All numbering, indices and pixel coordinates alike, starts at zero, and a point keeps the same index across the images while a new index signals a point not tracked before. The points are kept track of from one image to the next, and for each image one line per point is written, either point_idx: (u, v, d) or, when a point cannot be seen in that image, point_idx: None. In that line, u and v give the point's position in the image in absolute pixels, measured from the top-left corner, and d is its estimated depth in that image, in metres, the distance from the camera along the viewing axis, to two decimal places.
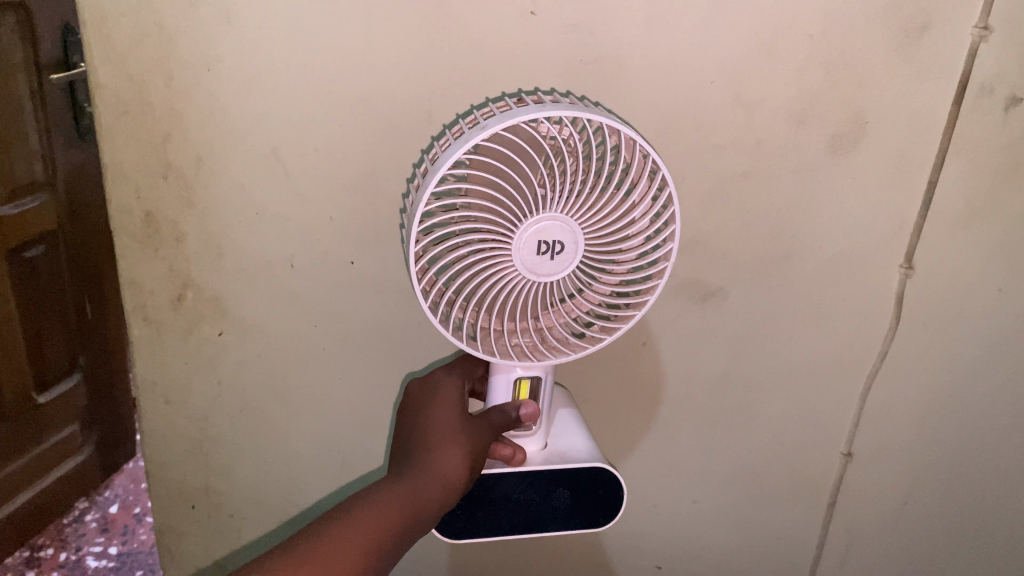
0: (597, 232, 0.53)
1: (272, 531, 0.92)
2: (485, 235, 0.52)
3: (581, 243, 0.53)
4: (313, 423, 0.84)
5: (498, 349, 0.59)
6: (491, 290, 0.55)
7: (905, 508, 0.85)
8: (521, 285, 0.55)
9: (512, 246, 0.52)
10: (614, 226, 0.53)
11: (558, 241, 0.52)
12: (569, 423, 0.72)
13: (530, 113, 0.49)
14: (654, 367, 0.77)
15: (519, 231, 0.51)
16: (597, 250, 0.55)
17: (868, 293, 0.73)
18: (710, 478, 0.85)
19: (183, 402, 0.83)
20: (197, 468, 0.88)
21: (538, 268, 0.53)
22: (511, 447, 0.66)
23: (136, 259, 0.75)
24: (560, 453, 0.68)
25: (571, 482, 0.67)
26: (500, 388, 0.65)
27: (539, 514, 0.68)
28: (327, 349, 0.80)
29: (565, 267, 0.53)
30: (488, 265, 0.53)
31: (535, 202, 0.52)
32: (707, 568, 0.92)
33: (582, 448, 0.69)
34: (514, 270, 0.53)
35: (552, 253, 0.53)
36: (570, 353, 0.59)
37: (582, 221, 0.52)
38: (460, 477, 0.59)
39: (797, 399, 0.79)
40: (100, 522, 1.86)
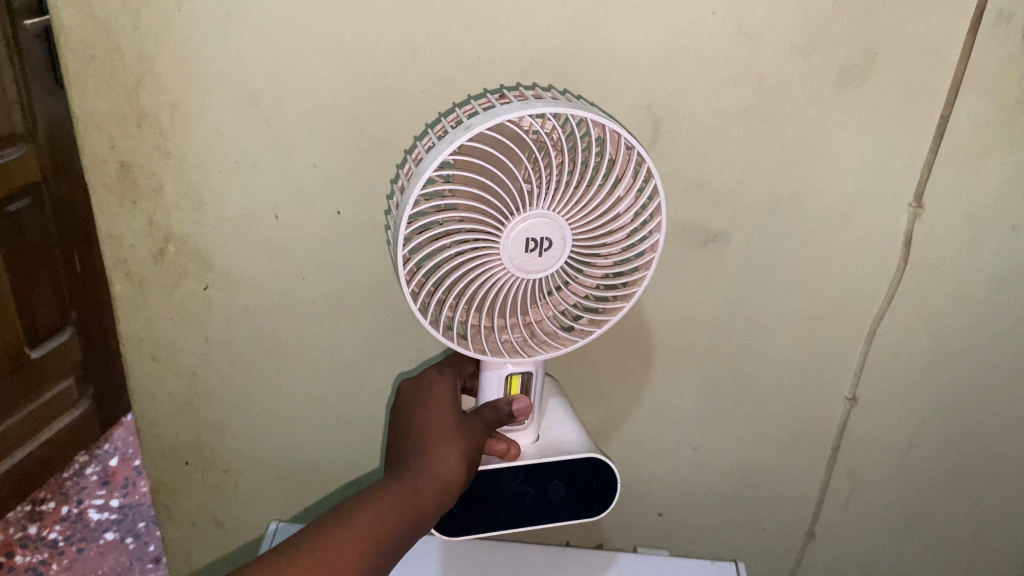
0: (585, 227, 0.51)
1: (267, 485, 0.91)
2: (473, 234, 0.50)
3: (569, 238, 0.50)
4: (304, 376, 0.82)
5: (489, 346, 0.57)
6: (481, 288, 0.53)
7: (910, 453, 0.84)
8: (510, 283, 0.53)
9: (500, 244, 0.50)
10: (601, 221, 0.51)
11: (546, 237, 0.50)
12: (559, 413, 0.70)
13: (513, 110, 0.47)
14: (654, 312, 0.75)
15: (508, 228, 0.49)
16: (585, 244, 0.52)
17: (875, 233, 0.70)
18: (712, 425, 0.83)
19: (171, 358, 0.82)
20: (189, 424, 0.87)
21: (526, 266, 0.51)
22: (505, 442, 0.64)
23: (114, 213, 0.72)
24: (554, 445, 0.66)
25: (564, 472, 0.65)
26: (491, 384, 0.63)
27: (533, 509, 0.66)
28: (315, 302, 0.77)
29: (554, 263, 0.51)
30: (477, 264, 0.51)
31: (521, 199, 0.49)
32: (709, 515, 0.91)
33: (576, 439, 0.67)
34: (502, 267, 0.51)
35: (540, 249, 0.50)
36: (561, 347, 0.58)
37: (569, 216, 0.50)
38: (455, 476, 0.58)
39: (800, 343, 0.77)
40: (100, 474, 1.88)
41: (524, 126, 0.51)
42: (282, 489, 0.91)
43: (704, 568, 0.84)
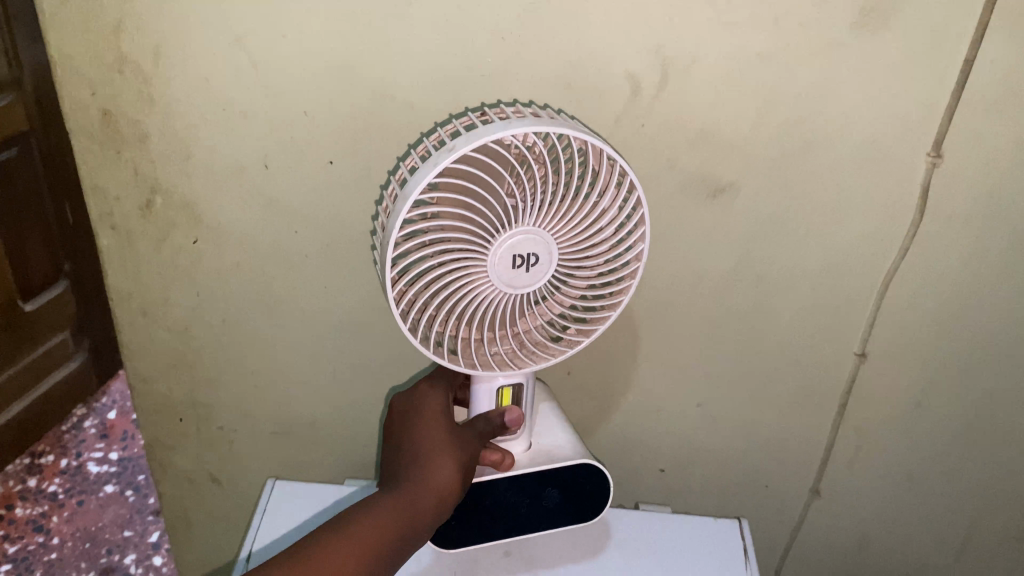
0: (571, 241, 0.51)
1: (263, 442, 0.90)
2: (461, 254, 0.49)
3: (556, 253, 0.50)
4: (298, 334, 0.80)
5: (479, 360, 0.57)
6: (470, 307, 0.52)
7: (917, 411, 0.82)
8: (499, 300, 0.52)
9: (488, 262, 0.49)
10: (587, 233, 0.51)
11: (533, 253, 0.50)
12: (551, 418, 0.71)
13: (496, 131, 0.46)
14: (660, 266, 0.73)
15: (494, 246, 0.49)
16: (571, 258, 0.52)
17: (891, 184, 0.68)
18: (717, 382, 0.81)
19: (161, 314, 0.79)
20: (182, 381, 0.85)
21: (514, 281, 0.51)
22: (500, 452, 0.65)
23: (98, 164, 0.69)
24: (546, 452, 0.67)
25: (559, 479, 0.66)
26: (482, 397, 0.63)
27: (532, 516, 0.67)
28: (309, 257, 0.74)
29: (542, 277, 0.51)
30: (464, 284, 0.50)
31: (506, 217, 0.49)
32: (712, 473, 0.89)
33: (568, 445, 0.68)
34: (490, 285, 0.51)
35: (528, 265, 0.50)
36: (551, 358, 0.58)
37: (554, 231, 0.49)
38: (452, 487, 0.59)
39: (809, 298, 0.75)
40: (99, 428, 1.88)
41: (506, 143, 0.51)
42: (279, 447, 0.90)
43: (708, 529, 0.83)
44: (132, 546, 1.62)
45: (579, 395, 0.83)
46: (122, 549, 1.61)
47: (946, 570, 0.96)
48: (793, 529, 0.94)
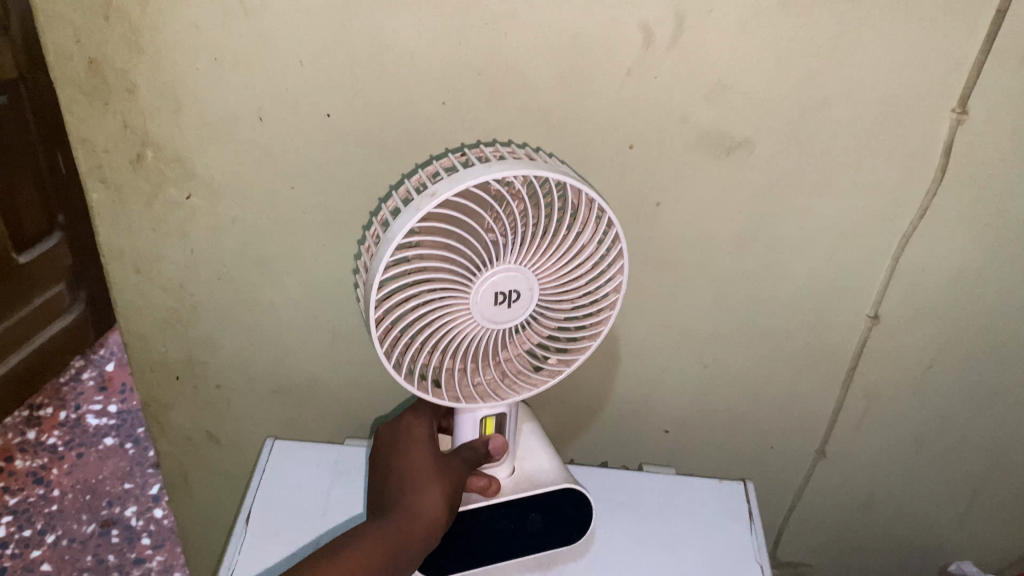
0: (552, 276, 0.51)
1: (262, 401, 0.88)
2: (443, 293, 0.50)
3: (536, 289, 0.51)
4: (296, 293, 0.78)
5: (462, 393, 0.57)
6: (452, 343, 0.52)
7: (928, 374, 0.81)
8: (481, 335, 0.53)
9: (470, 299, 0.49)
10: (566, 271, 0.51)
11: (514, 289, 0.50)
12: (535, 440, 0.73)
13: (476, 173, 0.47)
14: (670, 225, 0.70)
15: (476, 283, 0.49)
16: (551, 293, 0.53)
17: (913, 141, 0.65)
18: (725, 343, 0.80)
19: (154, 271, 0.77)
20: (178, 339, 0.83)
21: (496, 317, 0.51)
22: (486, 478, 0.67)
23: (85, 115, 0.66)
24: (529, 476, 0.70)
25: (541, 504, 0.69)
26: (466, 426, 0.65)
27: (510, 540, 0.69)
28: (306, 213, 0.72)
29: (523, 311, 0.51)
30: (446, 321, 0.51)
31: (488, 253, 0.49)
32: (716, 434, 0.88)
33: (550, 467, 0.70)
34: (472, 321, 0.51)
35: (509, 301, 0.50)
36: (533, 387, 0.58)
37: (534, 267, 0.50)
38: (438, 514, 0.60)
39: (823, 258, 0.72)
40: (96, 380, 1.87)
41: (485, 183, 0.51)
42: (277, 406, 0.89)
43: (712, 492, 0.82)
44: (133, 498, 1.63)
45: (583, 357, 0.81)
46: (123, 501, 1.62)
47: (950, 531, 0.95)
48: (797, 490, 0.93)
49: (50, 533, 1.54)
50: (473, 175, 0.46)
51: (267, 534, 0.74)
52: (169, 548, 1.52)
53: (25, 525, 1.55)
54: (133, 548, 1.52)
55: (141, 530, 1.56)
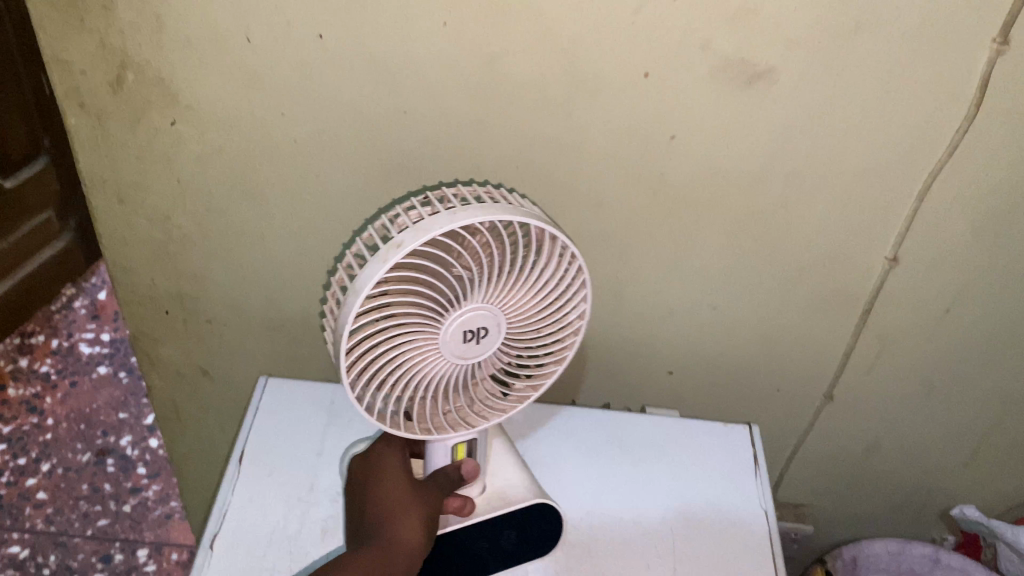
0: (519, 311, 0.51)
1: (255, 337, 0.86)
2: (413, 333, 0.49)
3: (503, 323, 0.50)
4: (288, 226, 0.74)
5: (433, 424, 0.57)
6: (422, 379, 0.52)
7: (945, 318, 0.78)
8: (449, 370, 0.52)
9: (439, 337, 0.49)
10: (534, 305, 0.51)
11: (482, 325, 0.49)
12: (504, 455, 0.73)
13: (441, 220, 0.45)
14: (684, 160, 0.67)
15: (445, 321, 0.48)
16: (518, 327, 0.52)
17: (949, 72, 0.60)
18: (736, 285, 0.76)
19: (140, 201, 0.73)
20: (167, 273, 0.80)
21: (464, 353, 0.51)
22: (460, 499, 0.67)
23: (59, 33, 0.62)
24: (500, 493, 0.70)
25: (513, 519, 0.69)
26: (438, 452, 0.64)
27: (487, 559, 0.67)
28: (298, 143, 0.68)
29: (491, 344, 0.51)
30: (415, 360, 0.50)
31: (455, 292, 0.48)
32: (723, 377, 0.86)
33: (520, 484, 0.71)
34: (442, 358, 0.51)
35: (477, 337, 0.50)
36: (504, 414, 0.58)
37: (501, 303, 0.49)
38: (422, 547, 0.60)
39: (845, 197, 0.69)
40: (89, 309, 1.86)
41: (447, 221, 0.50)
42: (271, 342, 0.86)
43: (717, 436, 0.80)
44: (128, 427, 1.62)
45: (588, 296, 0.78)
46: (118, 431, 1.61)
47: (954, 475, 0.94)
48: (801, 433, 0.91)
49: (45, 462, 1.54)
50: (439, 223, 0.45)
51: (260, 477, 0.72)
52: (165, 478, 1.54)
53: (20, 454, 1.55)
54: (128, 477, 1.53)
55: (136, 460, 1.56)
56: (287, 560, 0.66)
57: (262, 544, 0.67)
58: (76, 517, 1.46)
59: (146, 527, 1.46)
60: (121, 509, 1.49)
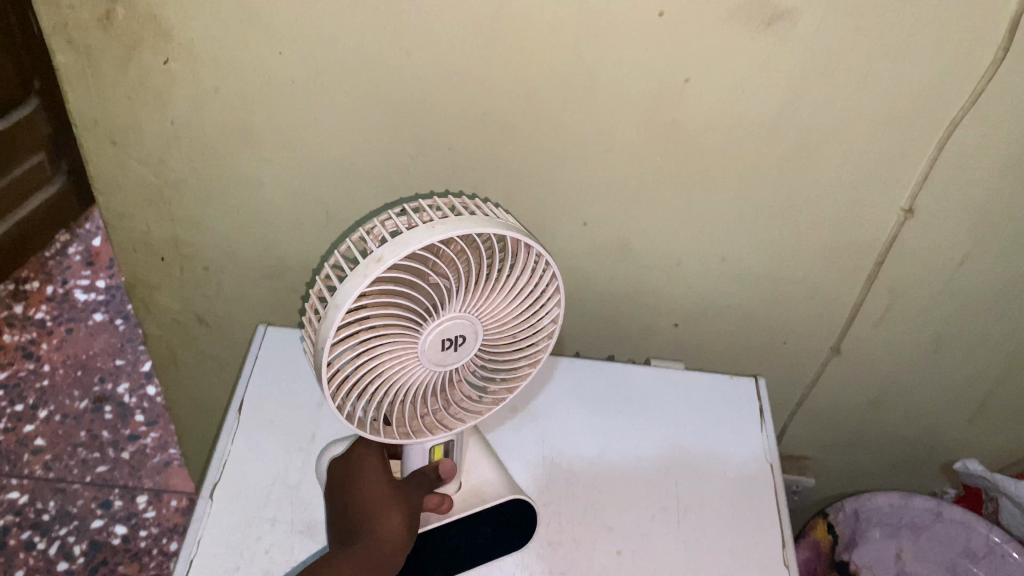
0: (496, 316, 0.50)
1: (253, 286, 0.84)
2: (392, 347, 0.47)
3: (480, 331, 0.50)
4: (286, 172, 0.72)
5: (411, 430, 0.56)
6: (399, 389, 0.51)
7: (957, 272, 0.76)
8: (426, 380, 0.51)
9: (417, 348, 0.48)
10: (510, 311, 0.50)
11: (460, 334, 0.49)
12: (478, 449, 0.70)
13: (420, 232, 0.44)
14: (698, 105, 0.64)
15: (424, 333, 0.47)
16: (493, 332, 0.52)
17: (979, 15, 0.58)
18: (746, 236, 0.75)
19: (133, 144, 0.71)
20: (161, 218, 0.78)
21: (442, 361, 0.50)
22: (439, 495, 0.64)
23: None
24: (476, 491, 0.67)
25: (489, 515, 0.66)
26: (415, 455, 0.62)
27: (466, 556, 0.64)
28: (296, 84, 0.65)
29: (469, 351, 0.50)
30: (393, 372, 0.49)
31: (433, 302, 0.47)
32: (728, 329, 0.85)
33: (495, 479, 0.68)
34: (419, 368, 0.50)
35: (455, 345, 0.49)
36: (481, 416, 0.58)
37: (478, 311, 0.49)
38: (408, 537, 0.58)
39: (862, 146, 0.66)
40: (83, 256, 1.82)
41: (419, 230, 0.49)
42: (269, 291, 0.84)
43: (723, 386, 0.79)
44: (125, 374, 1.61)
45: (594, 247, 0.77)
46: (115, 378, 1.60)
47: (957, 430, 0.94)
48: (806, 386, 0.91)
49: (42, 408, 1.53)
50: (418, 236, 0.44)
51: (259, 427, 0.71)
52: (163, 426, 1.54)
53: (17, 400, 1.54)
54: (127, 425, 1.53)
55: (134, 407, 1.56)
56: (288, 510, 0.65)
57: (263, 494, 0.66)
58: (75, 464, 1.45)
59: (145, 474, 1.46)
60: (120, 456, 1.48)
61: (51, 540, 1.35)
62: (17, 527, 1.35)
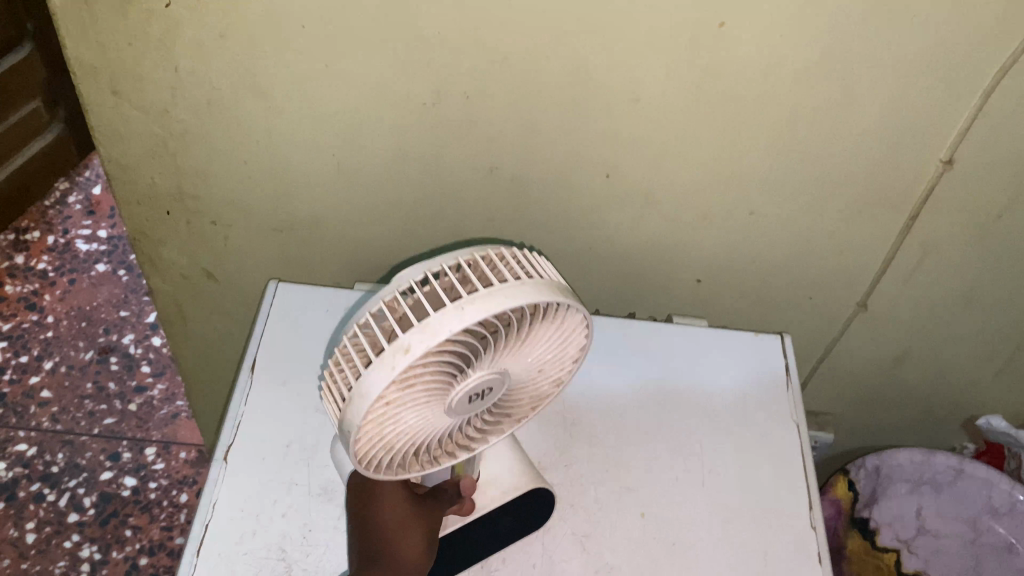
0: (523, 358, 0.48)
1: (263, 240, 0.81)
2: (421, 410, 0.46)
3: (509, 375, 0.48)
4: (296, 122, 0.69)
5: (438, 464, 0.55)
6: (430, 437, 0.49)
7: (994, 226, 0.74)
8: (454, 423, 0.50)
9: (448, 405, 0.46)
10: (538, 351, 0.48)
11: (487, 385, 0.47)
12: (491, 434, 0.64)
13: (449, 315, 0.41)
14: (732, 51, 0.61)
15: (453, 393, 0.45)
16: (521, 371, 0.49)
17: None
18: (777, 189, 0.72)
19: (135, 93, 0.67)
20: (166, 171, 0.74)
21: (471, 408, 0.48)
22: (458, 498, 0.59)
23: None
24: (492, 483, 0.62)
25: (508, 508, 0.61)
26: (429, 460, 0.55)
27: (484, 542, 0.60)
28: (306, 29, 0.61)
29: (497, 394, 0.48)
30: (423, 427, 0.47)
31: (461, 363, 0.45)
32: (753, 285, 0.82)
33: (512, 468, 0.62)
34: (449, 418, 0.48)
35: (483, 393, 0.47)
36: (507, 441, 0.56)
37: (505, 360, 0.47)
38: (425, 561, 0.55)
39: (904, 95, 0.63)
40: (84, 205, 1.79)
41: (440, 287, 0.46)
42: (279, 245, 0.82)
43: (749, 344, 0.77)
44: (130, 325, 1.60)
45: (617, 200, 0.74)
46: (120, 329, 1.59)
47: (981, 385, 0.92)
48: (829, 342, 0.89)
49: (47, 360, 1.52)
50: (448, 322, 0.41)
51: (274, 386, 0.69)
52: (170, 377, 1.52)
53: (22, 351, 1.52)
54: (133, 376, 1.52)
55: (140, 358, 1.54)
56: (306, 473, 0.64)
57: (280, 456, 0.65)
58: (83, 416, 1.45)
59: (153, 426, 1.46)
60: (127, 408, 1.47)
61: (61, 491, 1.35)
62: (27, 479, 1.35)
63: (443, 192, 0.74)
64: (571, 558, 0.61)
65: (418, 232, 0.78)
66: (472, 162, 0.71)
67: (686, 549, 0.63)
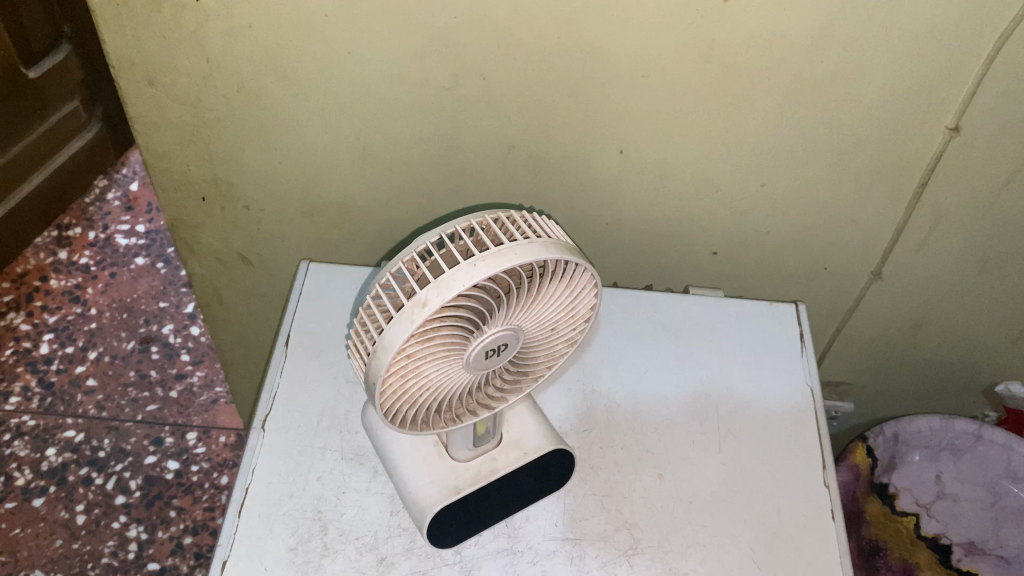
0: (537, 319, 0.51)
1: (293, 223, 0.85)
2: (441, 363, 0.49)
3: (523, 335, 0.51)
4: (322, 107, 0.72)
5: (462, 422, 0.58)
6: (450, 393, 0.53)
7: (1005, 190, 0.75)
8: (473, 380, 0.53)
9: (464, 360, 0.50)
10: (551, 312, 0.51)
11: (501, 342, 0.50)
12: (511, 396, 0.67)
13: (461, 271, 0.45)
14: (736, 26, 0.63)
15: (468, 348, 0.49)
16: (535, 332, 0.53)
17: None
18: (788, 160, 0.74)
19: (170, 84, 0.71)
20: (201, 158, 0.78)
21: (488, 365, 0.52)
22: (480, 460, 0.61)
23: None
24: (516, 442, 0.65)
25: (532, 467, 0.65)
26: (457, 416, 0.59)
27: (506, 500, 0.63)
28: (329, 17, 0.64)
29: (511, 352, 0.52)
30: (442, 381, 0.51)
31: (476, 320, 0.49)
32: (768, 256, 0.84)
33: (533, 428, 0.66)
34: (467, 374, 0.51)
35: (498, 351, 0.51)
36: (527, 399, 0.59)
37: (518, 320, 0.50)
38: None
39: (908, 63, 0.65)
40: (122, 200, 1.85)
41: (458, 249, 0.50)
42: (309, 228, 0.85)
43: (765, 313, 0.79)
44: (169, 316, 1.65)
45: (632, 174, 0.76)
46: (159, 319, 1.64)
47: (1002, 351, 0.94)
48: (847, 312, 0.90)
49: (92, 350, 1.58)
50: (460, 277, 0.45)
51: (307, 359, 0.73)
52: (209, 365, 1.58)
53: (67, 342, 1.59)
54: (173, 364, 1.57)
55: (179, 347, 1.60)
56: (339, 440, 0.67)
57: (314, 423, 0.68)
58: (126, 403, 1.50)
59: (194, 411, 1.51)
60: (168, 395, 1.53)
61: (108, 475, 1.40)
62: (75, 463, 1.41)
63: (465, 172, 0.77)
64: (591, 516, 0.64)
65: (441, 211, 0.82)
66: (491, 142, 0.74)
67: (702, 506, 0.65)
